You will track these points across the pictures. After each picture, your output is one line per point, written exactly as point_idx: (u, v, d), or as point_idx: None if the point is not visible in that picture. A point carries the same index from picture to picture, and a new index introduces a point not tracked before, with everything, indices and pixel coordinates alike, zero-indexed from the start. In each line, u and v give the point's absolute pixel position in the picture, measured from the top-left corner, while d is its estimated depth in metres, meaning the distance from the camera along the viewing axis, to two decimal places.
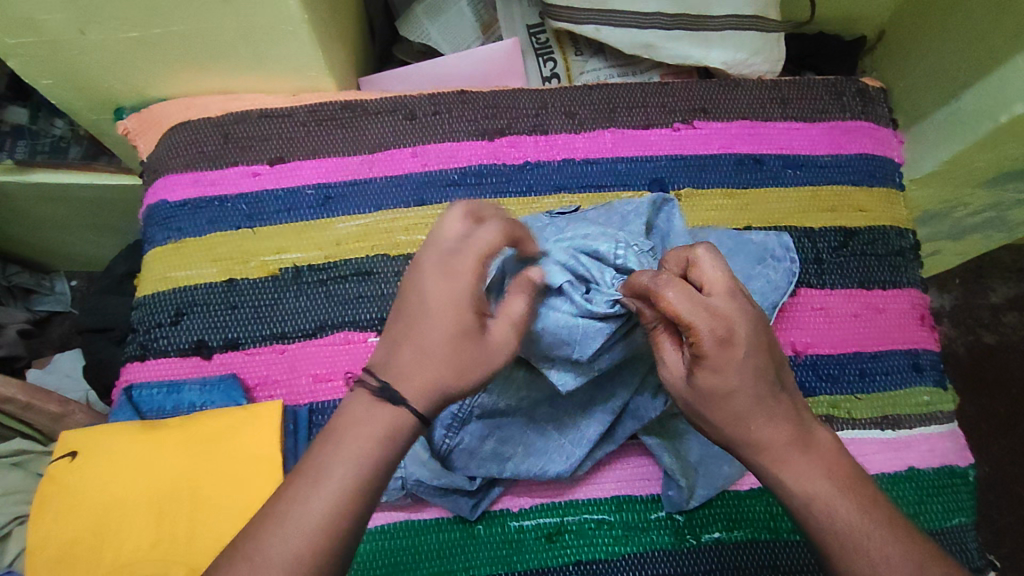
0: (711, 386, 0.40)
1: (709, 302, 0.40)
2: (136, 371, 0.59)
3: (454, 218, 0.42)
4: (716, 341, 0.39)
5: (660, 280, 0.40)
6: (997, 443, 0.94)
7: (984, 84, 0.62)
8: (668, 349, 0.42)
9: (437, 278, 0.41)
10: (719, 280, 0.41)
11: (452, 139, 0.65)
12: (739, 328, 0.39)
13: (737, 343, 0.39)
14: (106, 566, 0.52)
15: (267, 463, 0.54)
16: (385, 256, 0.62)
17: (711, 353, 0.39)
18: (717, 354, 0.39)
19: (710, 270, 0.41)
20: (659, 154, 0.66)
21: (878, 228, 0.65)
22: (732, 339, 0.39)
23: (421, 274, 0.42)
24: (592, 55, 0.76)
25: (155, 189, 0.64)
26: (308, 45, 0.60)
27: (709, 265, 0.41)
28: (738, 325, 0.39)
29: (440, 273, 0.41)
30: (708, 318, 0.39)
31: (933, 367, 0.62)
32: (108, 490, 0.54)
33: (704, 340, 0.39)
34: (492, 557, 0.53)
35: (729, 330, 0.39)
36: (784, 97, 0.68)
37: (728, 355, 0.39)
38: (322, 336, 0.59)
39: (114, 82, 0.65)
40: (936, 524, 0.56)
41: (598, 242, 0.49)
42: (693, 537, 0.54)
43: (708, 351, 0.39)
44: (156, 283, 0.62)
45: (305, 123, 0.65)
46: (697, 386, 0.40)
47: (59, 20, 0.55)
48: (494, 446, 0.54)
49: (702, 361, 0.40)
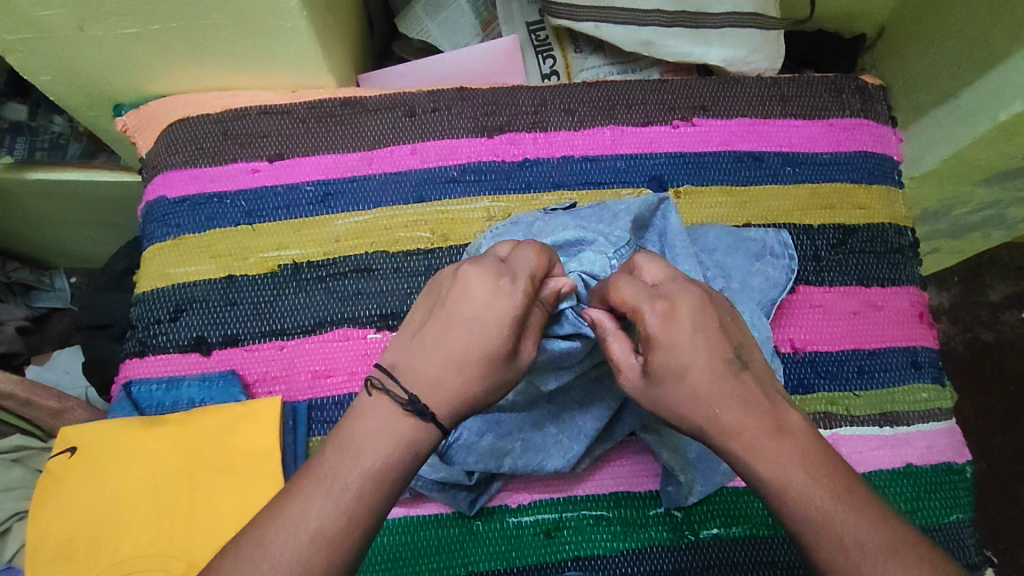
0: (664, 366, 0.40)
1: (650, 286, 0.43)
2: (135, 367, 0.59)
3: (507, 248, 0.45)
4: (659, 319, 0.41)
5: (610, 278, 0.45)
6: (994, 440, 0.94)
7: (984, 81, 0.62)
8: (619, 352, 0.43)
9: (490, 283, 0.41)
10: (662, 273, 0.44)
11: (452, 136, 0.65)
12: (680, 301, 0.41)
13: (680, 315, 0.41)
14: (106, 561, 0.52)
15: (267, 459, 0.54)
16: (385, 252, 0.62)
17: (657, 332, 0.41)
18: (663, 331, 0.41)
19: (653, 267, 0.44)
20: (658, 152, 0.66)
21: (877, 225, 0.65)
22: (675, 312, 0.41)
23: (459, 284, 0.42)
24: (591, 52, 0.76)
25: (154, 186, 0.64)
26: (307, 41, 0.60)
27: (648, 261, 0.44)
28: (680, 299, 0.41)
29: (482, 285, 0.41)
30: (649, 299, 0.42)
31: (932, 364, 0.62)
32: (107, 487, 0.54)
33: (648, 319, 0.41)
34: (492, 553, 0.54)
35: (671, 306, 0.41)
36: (784, 94, 0.68)
37: (673, 329, 0.40)
38: (321, 332, 0.59)
39: (114, 79, 0.65)
40: (933, 521, 0.56)
41: (592, 261, 0.50)
42: (692, 533, 0.54)
43: (653, 330, 0.41)
44: (155, 279, 0.62)
45: (304, 120, 0.65)
46: (654, 369, 0.41)
47: (57, 16, 0.55)
48: (493, 442, 0.53)
49: (652, 343, 0.41)
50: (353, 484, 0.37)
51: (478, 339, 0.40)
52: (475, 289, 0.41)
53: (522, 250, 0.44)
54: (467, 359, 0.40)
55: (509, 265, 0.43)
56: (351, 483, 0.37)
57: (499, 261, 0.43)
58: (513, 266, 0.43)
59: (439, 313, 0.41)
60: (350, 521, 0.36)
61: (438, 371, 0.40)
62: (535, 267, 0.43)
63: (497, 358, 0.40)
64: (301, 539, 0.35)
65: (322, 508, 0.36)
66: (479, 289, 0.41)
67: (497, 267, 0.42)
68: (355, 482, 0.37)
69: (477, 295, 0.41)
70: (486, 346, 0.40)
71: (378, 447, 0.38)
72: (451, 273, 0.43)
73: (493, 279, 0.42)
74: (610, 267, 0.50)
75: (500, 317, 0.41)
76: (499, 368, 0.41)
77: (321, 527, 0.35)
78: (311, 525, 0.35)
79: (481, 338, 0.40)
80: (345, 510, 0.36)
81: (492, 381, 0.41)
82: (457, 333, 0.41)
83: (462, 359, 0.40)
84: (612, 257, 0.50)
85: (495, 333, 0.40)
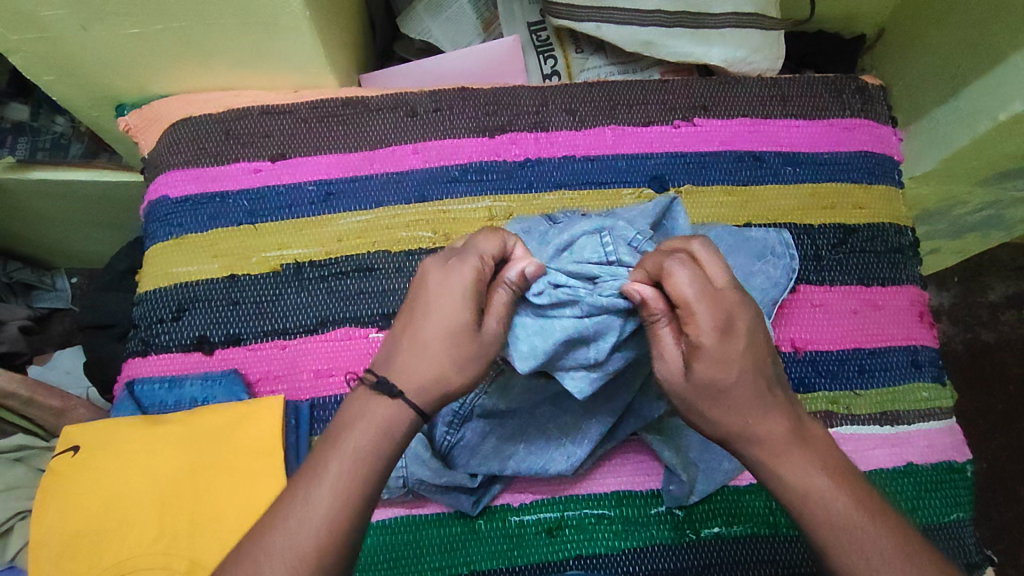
0: (709, 378, 0.41)
1: (712, 288, 0.41)
2: (137, 366, 0.60)
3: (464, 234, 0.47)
4: (717, 333, 0.40)
5: (670, 259, 0.42)
6: (995, 440, 0.95)
7: (983, 82, 0.62)
8: (667, 341, 0.42)
9: (440, 269, 0.44)
10: (723, 277, 0.42)
11: (453, 136, 0.65)
12: (739, 319, 0.41)
13: (737, 334, 0.41)
14: (109, 559, 0.52)
15: (269, 456, 0.54)
16: (386, 252, 0.62)
17: (711, 343, 0.40)
18: (717, 345, 0.40)
19: (714, 269, 0.42)
20: (659, 152, 0.66)
21: (877, 225, 0.65)
22: (732, 328, 0.41)
23: (422, 276, 0.45)
24: (592, 52, 0.76)
25: (156, 186, 0.65)
26: (309, 41, 0.60)
27: (711, 262, 0.43)
28: (739, 317, 0.41)
29: (437, 273, 0.44)
30: (709, 305, 0.41)
31: (932, 364, 0.62)
32: (109, 485, 0.54)
33: (704, 331, 0.40)
34: (493, 552, 0.54)
35: (728, 322, 0.41)
36: (785, 94, 0.68)
37: (727, 345, 0.41)
38: (323, 332, 0.59)
39: (116, 79, 0.65)
40: (933, 519, 0.56)
41: (584, 248, 0.48)
42: (693, 532, 0.55)
43: (707, 341, 0.40)
44: (157, 279, 0.62)
45: (306, 120, 0.65)
46: (696, 378, 0.41)
47: (60, 17, 0.55)
48: (495, 445, 0.54)
49: (700, 351, 0.41)
50: (346, 476, 0.39)
51: (436, 321, 0.43)
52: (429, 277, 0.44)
53: (476, 235, 0.46)
54: (430, 338, 0.43)
55: (462, 249, 0.45)
56: (348, 476, 0.39)
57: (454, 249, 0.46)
58: (464, 249, 0.45)
59: (407, 308, 0.45)
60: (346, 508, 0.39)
61: (406, 354, 0.43)
62: (484, 247, 0.44)
63: (456, 333, 0.43)
64: (300, 526, 0.38)
65: (320, 497, 0.38)
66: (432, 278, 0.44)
67: (450, 254, 0.45)
68: (350, 474, 0.39)
69: (431, 282, 0.44)
70: (447, 326, 0.43)
71: (372, 441, 0.41)
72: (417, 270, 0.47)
73: (442, 264, 0.44)
74: (603, 250, 0.47)
75: (451, 297, 0.43)
76: (465, 344, 0.43)
77: (320, 515, 0.38)
78: (310, 514, 0.38)
79: (438, 318, 0.43)
80: (339, 498, 0.39)
81: (460, 356, 0.43)
82: (419, 317, 0.43)
83: (428, 343, 0.43)
84: (604, 240, 0.48)
85: (449, 311, 0.43)
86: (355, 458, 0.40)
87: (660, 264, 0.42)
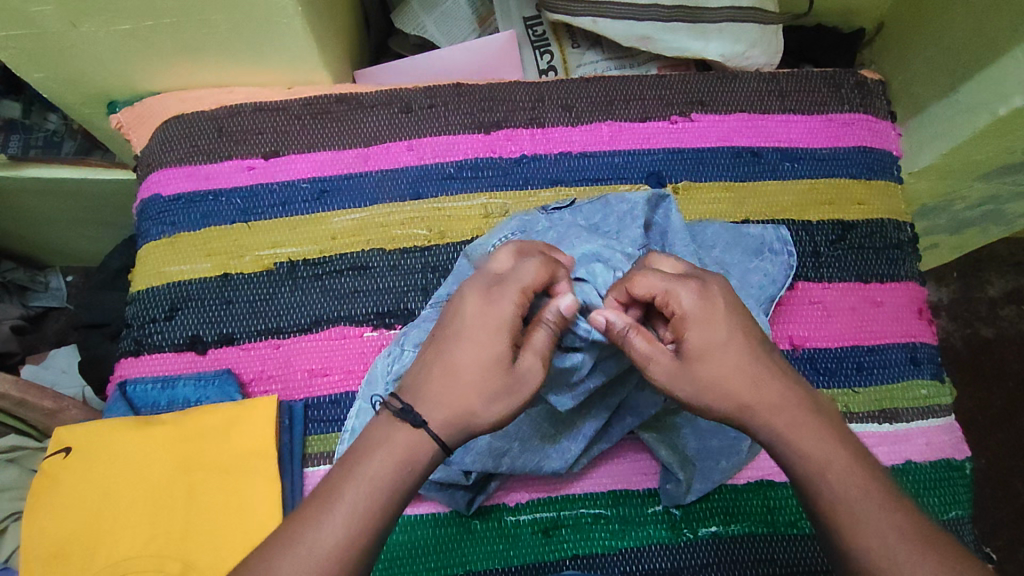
0: (699, 342, 0.43)
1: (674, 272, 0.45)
2: (130, 366, 0.59)
3: (505, 255, 0.46)
4: (695, 299, 0.43)
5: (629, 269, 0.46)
6: (994, 436, 0.94)
7: (983, 75, 0.62)
8: (642, 346, 0.42)
9: (483, 296, 0.44)
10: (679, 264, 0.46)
11: (448, 132, 0.64)
12: (711, 284, 0.44)
13: (714, 296, 0.44)
14: (101, 562, 0.52)
15: (262, 458, 0.54)
16: (380, 250, 0.61)
17: (693, 308, 0.43)
18: (700, 306, 0.43)
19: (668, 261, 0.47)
20: (657, 148, 0.65)
21: (875, 221, 0.64)
22: (709, 292, 0.44)
23: (462, 299, 0.44)
24: (589, 46, 0.76)
25: (148, 184, 0.64)
26: (302, 38, 0.60)
27: (663, 259, 0.47)
28: (709, 280, 0.45)
29: (480, 299, 0.44)
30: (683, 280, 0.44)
31: (931, 360, 0.61)
32: (101, 487, 0.54)
33: (685, 299, 0.43)
34: (489, 552, 0.53)
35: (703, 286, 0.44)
36: (782, 89, 0.68)
37: (708, 307, 0.43)
38: (317, 331, 0.59)
39: (106, 76, 0.64)
40: (932, 517, 0.56)
41: (602, 274, 0.48)
42: (690, 531, 0.54)
43: (690, 306, 0.43)
44: (150, 278, 0.61)
45: (300, 117, 0.65)
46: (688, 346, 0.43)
47: (49, 13, 0.54)
48: (490, 442, 0.52)
49: (687, 320, 0.43)
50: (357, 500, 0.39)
51: (470, 353, 0.42)
52: (473, 304, 0.44)
53: (523, 261, 0.45)
54: (463, 371, 0.42)
55: (505, 276, 0.44)
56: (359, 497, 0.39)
57: (495, 274, 0.45)
58: (511, 276, 0.44)
59: (446, 334, 0.44)
60: (362, 536, 0.38)
61: (457, 388, 0.42)
62: (534, 280, 0.44)
63: (490, 362, 0.42)
64: (311, 559, 0.37)
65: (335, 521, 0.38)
66: (474, 306, 0.44)
67: (491, 282, 0.44)
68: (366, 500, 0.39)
69: (470, 311, 0.43)
70: (484, 362, 0.42)
71: (391, 463, 0.40)
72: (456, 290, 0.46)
73: (483, 292, 0.44)
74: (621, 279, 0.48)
75: (492, 326, 0.43)
76: (498, 377, 0.42)
77: (334, 547, 0.37)
78: (319, 545, 0.37)
79: (479, 345, 0.42)
80: (353, 524, 0.38)
81: (490, 390, 0.42)
82: (455, 345, 0.43)
83: (464, 372, 0.42)
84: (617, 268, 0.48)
85: (486, 345, 0.42)
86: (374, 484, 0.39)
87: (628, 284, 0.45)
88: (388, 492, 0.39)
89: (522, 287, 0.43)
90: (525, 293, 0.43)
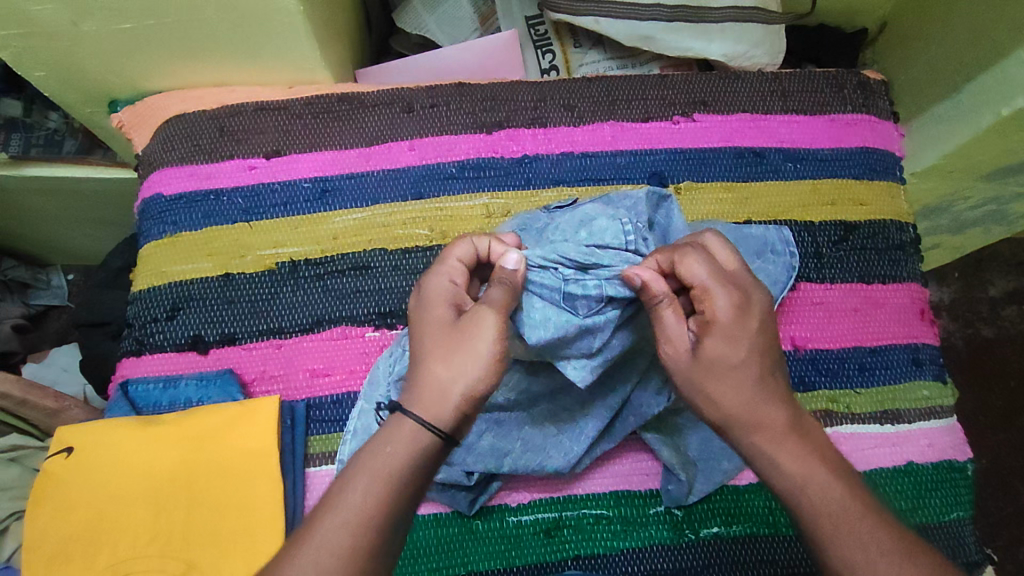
0: (717, 355, 0.42)
1: (726, 271, 0.44)
2: (132, 366, 0.59)
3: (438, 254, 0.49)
4: (733, 310, 0.42)
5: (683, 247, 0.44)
6: (995, 437, 0.94)
7: (986, 76, 0.62)
8: (671, 321, 0.43)
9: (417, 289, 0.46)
10: (730, 261, 0.45)
11: (450, 132, 0.64)
12: (754, 300, 0.43)
13: (751, 314, 0.43)
14: (103, 562, 0.52)
15: (264, 458, 0.54)
16: (382, 250, 0.61)
17: (726, 319, 0.42)
18: (733, 320, 0.42)
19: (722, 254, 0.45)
20: (659, 148, 0.65)
21: (877, 222, 0.64)
22: (747, 308, 0.43)
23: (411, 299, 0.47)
24: (591, 46, 0.76)
25: (150, 183, 0.64)
26: (304, 37, 0.59)
27: (720, 249, 0.45)
28: (753, 295, 0.43)
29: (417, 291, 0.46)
30: (726, 286, 0.42)
31: (933, 361, 0.61)
32: (102, 488, 0.54)
33: (721, 306, 0.42)
34: (491, 552, 0.53)
35: (745, 300, 0.43)
36: (785, 90, 0.68)
37: (742, 323, 0.42)
38: (319, 331, 0.59)
39: (108, 75, 0.64)
40: (933, 518, 0.56)
41: (604, 232, 0.47)
42: (692, 532, 0.54)
43: (724, 316, 0.42)
44: (152, 278, 0.61)
45: (301, 116, 0.64)
46: (705, 354, 0.42)
47: (51, 12, 0.54)
48: (492, 442, 0.53)
49: (713, 327, 0.42)
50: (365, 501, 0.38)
51: (423, 331, 0.43)
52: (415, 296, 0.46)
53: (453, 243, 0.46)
54: (422, 349, 0.43)
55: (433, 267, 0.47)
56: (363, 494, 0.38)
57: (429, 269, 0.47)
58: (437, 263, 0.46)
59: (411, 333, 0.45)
60: (366, 537, 0.37)
61: (420, 363, 0.42)
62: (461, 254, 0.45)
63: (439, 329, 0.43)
64: (316, 555, 0.36)
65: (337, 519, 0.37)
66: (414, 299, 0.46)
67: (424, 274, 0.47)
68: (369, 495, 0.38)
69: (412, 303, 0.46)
70: (439, 331, 0.43)
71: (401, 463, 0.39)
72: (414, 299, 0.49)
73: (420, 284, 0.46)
74: (623, 237, 0.47)
75: (433, 300, 0.44)
76: (452, 338, 0.42)
77: (338, 545, 0.37)
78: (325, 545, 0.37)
79: (426, 324, 0.43)
80: (358, 524, 0.37)
81: (449, 353, 0.41)
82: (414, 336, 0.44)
83: (423, 350, 0.43)
84: (626, 228, 0.47)
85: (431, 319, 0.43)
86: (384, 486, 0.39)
87: (673, 256, 0.44)
88: (397, 490, 0.39)
89: (443, 263, 0.45)
90: (449, 266, 0.45)
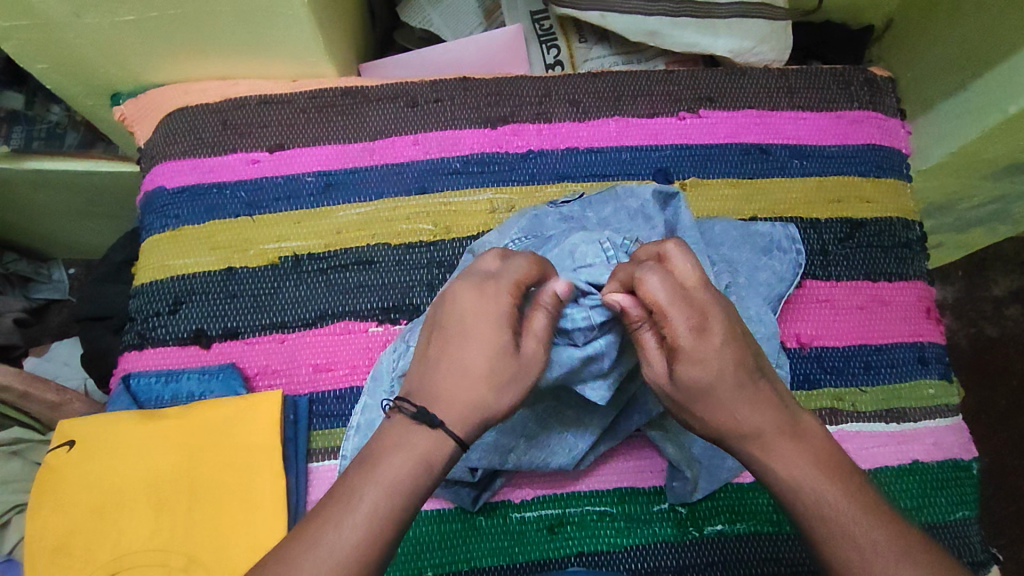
0: (694, 380, 0.40)
1: (683, 289, 0.41)
2: (134, 360, 0.59)
3: (489, 257, 0.45)
4: (692, 332, 0.40)
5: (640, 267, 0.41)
6: (998, 435, 0.94)
7: (995, 73, 0.61)
8: (653, 346, 0.42)
9: (477, 292, 0.42)
10: (691, 272, 0.42)
11: (453, 127, 0.64)
12: (713, 316, 0.41)
13: (713, 330, 0.40)
14: (105, 556, 0.52)
15: (267, 453, 0.54)
16: (385, 245, 0.61)
17: (688, 344, 0.40)
18: (694, 345, 0.40)
19: (681, 264, 0.42)
20: (665, 143, 0.65)
21: (884, 220, 0.64)
22: (706, 326, 0.40)
23: (456, 295, 0.43)
24: (596, 41, 0.75)
25: (152, 176, 0.63)
26: (308, 29, 0.59)
27: (680, 257, 0.42)
28: (712, 310, 0.41)
29: (475, 293, 0.42)
30: (683, 308, 0.40)
31: (938, 360, 0.61)
32: (104, 481, 0.54)
33: (681, 330, 0.40)
34: (494, 548, 0.53)
35: (703, 319, 0.40)
36: (792, 86, 0.67)
37: (704, 344, 0.40)
38: (323, 326, 0.59)
39: (110, 67, 0.64)
40: (938, 518, 0.56)
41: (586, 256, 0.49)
42: (696, 530, 0.54)
43: (685, 342, 0.40)
44: (154, 271, 0.61)
45: (304, 110, 0.64)
46: (681, 381, 0.41)
47: (53, 3, 0.54)
48: (495, 439, 0.52)
49: (679, 352, 0.40)
50: (379, 503, 0.37)
51: (476, 347, 0.41)
52: (471, 300, 0.42)
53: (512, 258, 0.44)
54: (471, 366, 0.41)
55: (493, 274, 0.43)
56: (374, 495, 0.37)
57: (486, 274, 0.44)
58: (499, 273, 0.43)
59: (445, 333, 0.42)
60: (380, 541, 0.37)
61: (466, 379, 0.41)
62: (524, 269, 0.43)
63: (498, 353, 0.41)
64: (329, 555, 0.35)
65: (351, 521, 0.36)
66: (471, 303, 0.42)
67: (482, 278, 0.43)
68: (384, 494, 0.37)
69: (465, 304, 0.42)
70: (495, 350, 0.41)
71: (406, 466, 0.38)
72: (444, 292, 0.45)
73: (477, 288, 0.43)
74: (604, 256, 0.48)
75: (491, 317, 0.42)
76: (506, 365, 0.41)
77: (356, 543, 0.36)
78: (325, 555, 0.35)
79: (483, 341, 0.41)
80: (374, 525, 0.36)
81: (501, 380, 0.41)
82: (457, 344, 0.42)
83: (473, 367, 0.41)
84: (604, 244, 0.49)
85: (487, 338, 0.41)
86: (394, 489, 0.38)
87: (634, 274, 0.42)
88: (410, 491, 0.38)
89: (516, 281, 0.43)
90: (520, 288, 0.43)
